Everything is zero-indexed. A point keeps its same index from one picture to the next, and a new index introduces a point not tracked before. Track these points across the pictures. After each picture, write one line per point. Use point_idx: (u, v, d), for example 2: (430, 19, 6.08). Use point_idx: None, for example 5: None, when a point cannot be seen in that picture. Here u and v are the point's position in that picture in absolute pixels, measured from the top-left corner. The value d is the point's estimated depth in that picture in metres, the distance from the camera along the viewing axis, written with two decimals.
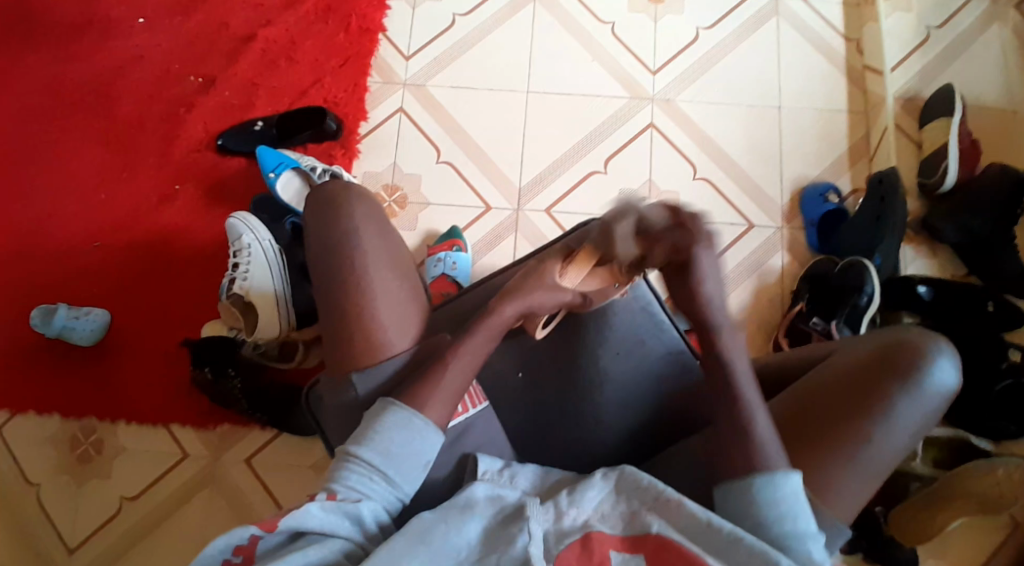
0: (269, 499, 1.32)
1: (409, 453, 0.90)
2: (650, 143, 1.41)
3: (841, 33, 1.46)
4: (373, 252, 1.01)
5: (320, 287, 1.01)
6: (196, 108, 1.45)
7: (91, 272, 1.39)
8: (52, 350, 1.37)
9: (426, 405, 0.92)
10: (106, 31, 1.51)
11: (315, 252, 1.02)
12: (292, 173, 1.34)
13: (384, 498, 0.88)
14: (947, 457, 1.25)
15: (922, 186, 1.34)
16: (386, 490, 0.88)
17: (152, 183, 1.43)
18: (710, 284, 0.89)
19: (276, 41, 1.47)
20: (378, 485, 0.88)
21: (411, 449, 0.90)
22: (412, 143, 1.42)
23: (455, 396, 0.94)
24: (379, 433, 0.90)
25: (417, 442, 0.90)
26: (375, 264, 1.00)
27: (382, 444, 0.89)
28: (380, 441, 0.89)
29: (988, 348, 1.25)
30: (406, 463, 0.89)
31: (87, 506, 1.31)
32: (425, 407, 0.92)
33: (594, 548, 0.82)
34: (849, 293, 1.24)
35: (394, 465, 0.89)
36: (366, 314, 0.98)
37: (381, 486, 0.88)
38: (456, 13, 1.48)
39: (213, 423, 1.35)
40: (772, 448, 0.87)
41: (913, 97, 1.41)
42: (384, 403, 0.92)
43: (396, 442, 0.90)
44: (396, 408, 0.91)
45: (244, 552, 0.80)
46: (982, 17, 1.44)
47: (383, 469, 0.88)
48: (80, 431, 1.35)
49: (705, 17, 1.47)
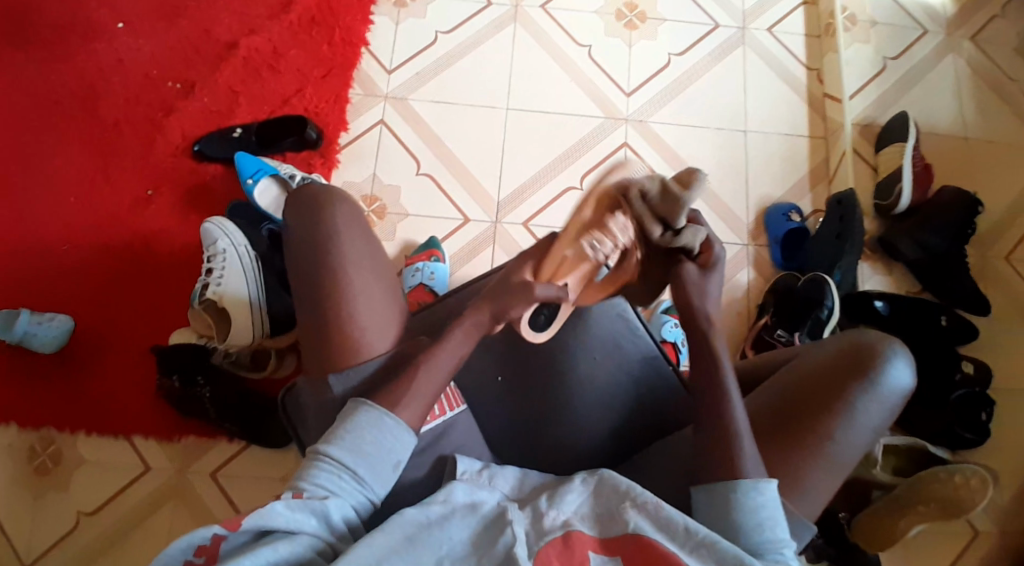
0: (233, 514, 1.27)
1: (381, 453, 0.87)
2: (624, 161, 1.45)
3: (804, 62, 1.54)
4: (354, 252, 0.96)
5: (298, 284, 0.96)
6: (174, 114, 1.45)
7: (56, 276, 1.35)
8: (10, 356, 1.32)
9: (401, 405, 0.90)
10: (83, 33, 1.49)
11: (294, 246, 0.96)
12: (270, 180, 1.35)
13: (353, 496, 0.85)
14: (907, 465, 1.29)
15: (879, 207, 1.42)
16: (355, 488, 0.85)
17: (124, 187, 1.41)
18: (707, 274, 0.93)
19: (259, 50, 1.48)
20: (347, 483, 0.85)
21: (381, 447, 0.88)
22: (392, 154, 1.44)
23: (430, 398, 0.91)
24: (349, 431, 0.87)
25: (386, 440, 0.88)
26: (358, 261, 0.96)
27: (352, 442, 0.87)
28: (350, 438, 0.87)
29: (940, 360, 1.31)
30: (378, 464, 0.87)
31: (43, 521, 1.26)
32: (396, 406, 0.90)
33: (574, 544, 0.83)
34: (812, 306, 1.28)
35: (363, 462, 0.86)
36: (348, 315, 0.94)
37: (350, 484, 0.85)
38: (438, 31, 1.52)
39: (179, 435, 1.30)
40: (751, 454, 0.88)
41: (870, 123, 1.49)
42: (354, 403, 0.90)
43: (366, 440, 0.87)
44: (366, 407, 0.89)
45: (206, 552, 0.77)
46: (937, 49, 1.53)
47: (352, 466, 0.86)
48: (37, 443, 1.29)
49: (677, 43, 1.53)
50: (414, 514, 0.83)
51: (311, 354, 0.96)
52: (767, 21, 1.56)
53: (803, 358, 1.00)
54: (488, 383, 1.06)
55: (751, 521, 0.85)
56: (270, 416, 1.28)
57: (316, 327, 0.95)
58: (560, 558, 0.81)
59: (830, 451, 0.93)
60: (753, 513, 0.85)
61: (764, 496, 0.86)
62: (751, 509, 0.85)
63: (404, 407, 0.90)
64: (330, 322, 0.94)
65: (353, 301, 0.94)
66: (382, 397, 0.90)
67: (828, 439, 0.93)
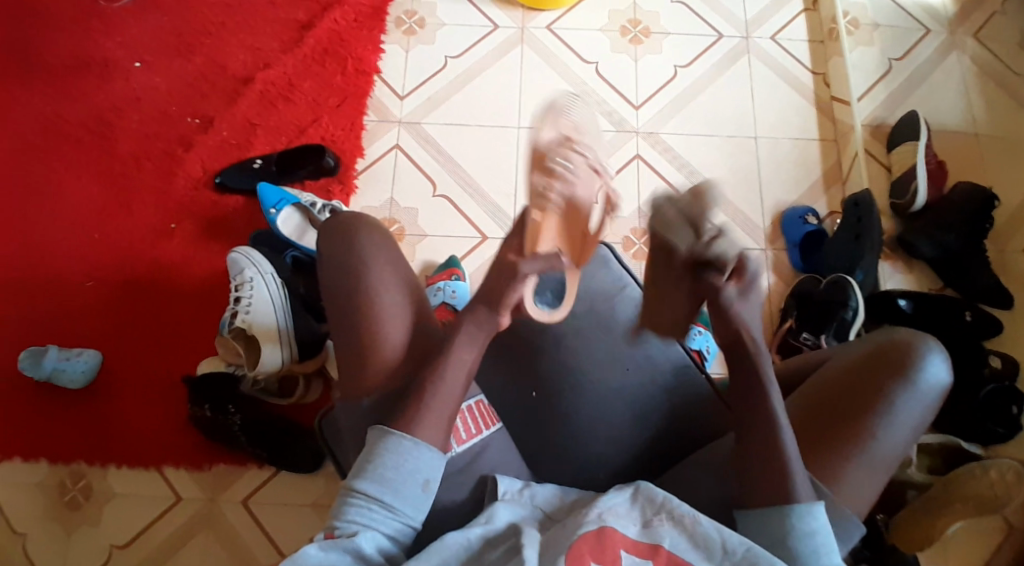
0: (266, 541, 1.27)
1: (404, 476, 0.87)
2: (637, 172, 1.47)
3: (810, 68, 1.55)
4: (383, 274, 0.98)
5: (331, 306, 0.98)
6: (193, 148, 1.47)
7: (84, 311, 1.37)
8: (41, 392, 1.33)
9: (423, 428, 0.90)
10: (102, 75, 1.53)
11: (326, 272, 0.99)
12: (292, 209, 1.38)
13: (387, 525, 0.86)
14: (941, 465, 1.28)
15: (896, 206, 1.43)
16: (387, 517, 0.86)
17: (146, 222, 1.43)
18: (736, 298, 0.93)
19: (274, 82, 1.52)
20: (379, 514, 0.86)
21: (405, 473, 0.88)
22: (408, 177, 1.46)
23: (451, 415, 0.91)
24: (372, 463, 0.88)
25: (410, 464, 0.88)
26: (386, 286, 0.97)
27: (377, 473, 0.87)
28: (375, 470, 0.87)
29: (966, 358, 1.32)
30: (404, 487, 0.87)
31: (76, 555, 1.26)
32: (415, 428, 0.89)
33: (606, 542, 0.82)
34: (836, 308, 1.28)
35: (391, 491, 0.87)
36: (377, 333, 0.95)
37: (381, 514, 0.86)
38: (447, 55, 1.55)
39: (208, 463, 1.31)
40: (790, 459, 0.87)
41: (880, 124, 1.50)
42: (376, 432, 0.90)
43: (391, 469, 0.88)
44: (387, 435, 0.89)
45: None
46: (941, 48, 1.55)
47: (381, 497, 0.87)
48: (68, 477, 1.30)
49: (683, 55, 1.56)
50: (456, 537, 0.86)
51: (346, 374, 0.97)
52: (770, 29, 1.58)
53: (834, 361, 1.01)
54: (522, 398, 1.08)
55: (802, 547, 0.84)
56: (300, 440, 1.29)
57: (347, 348, 0.97)
58: (592, 551, 0.81)
59: (870, 448, 0.93)
60: (803, 538, 0.85)
61: (812, 520, 0.85)
62: (800, 535, 0.85)
63: (424, 428, 0.89)
64: (360, 338, 0.95)
65: (382, 326, 0.95)
66: (405, 416, 0.90)
67: (868, 437, 0.93)
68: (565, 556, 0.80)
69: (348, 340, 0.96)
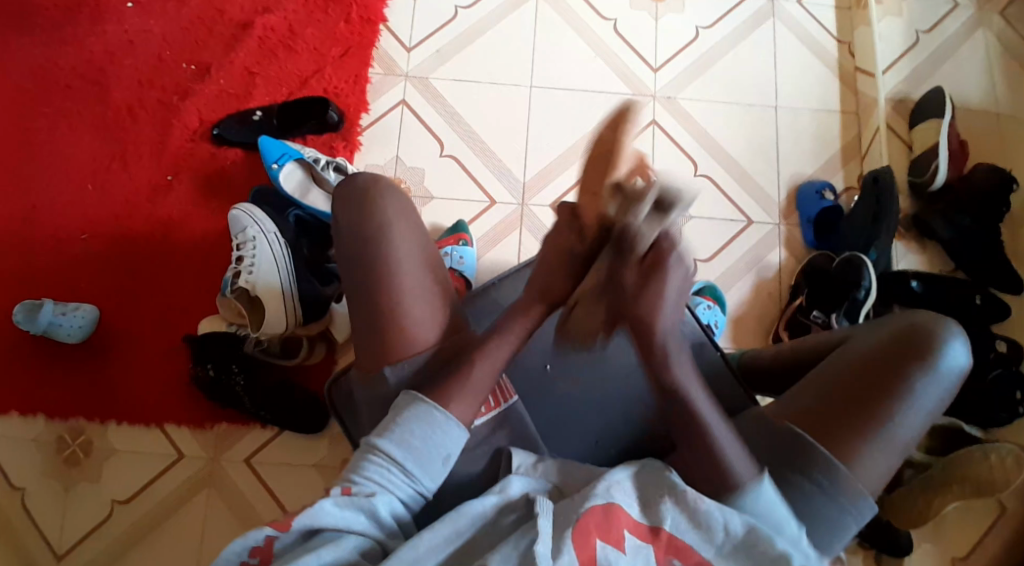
0: (271, 502, 1.27)
1: (430, 446, 0.86)
2: (652, 140, 1.43)
3: (835, 36, 1.50)
4: (402, 249, 0.94)
5: (348, 281, 0.94)
6: (191, 96, 1.41)
7: (79, 266, 1.33)
8: (35, 347, 1.30)
9: (453, 408, 0.88)
10: (94, 13, 1.45)
11: (343, 246, 0.95)
12: (295, 165, 1.32)
13: (403, 491, 0.85)
14: (939, 444, 1.28)
15: (914, 183, 1.40)
16: (404, 483, 0.85)
17: (143, 173, 1.38)
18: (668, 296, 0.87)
19: (276, 29, 1.44)
20: (396, 477, 0.85)
21: (432, 443, 0.86)
22: (414, 135, 1.41)
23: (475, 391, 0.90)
24: (399, 425, 0.86)
25: (437, 434, 0.86)
26: (407, 253, 0.94)
27: (402, 436, 0.86)
28: (400, 433, 0.86)
29: (976, 341, 1.31)
30: (428, 455, 0.86)
31: (77, 510, 1.25)
32: (446, 403, 0.88)
33: (613, 520, 0.82)
34: (848, 287, 1.26)
35: (414, 458, 0.85)
36: (396, 312, 0.92)
37: (399, 479, 0.85)
38: (458, 6, 1.48)
39: (210, 423, 1.29)
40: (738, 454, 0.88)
41: (904, 99, 1.46)
42: (408, 396, 0.88)
43: (416, 435, 0.86)
44: (417, 403, 0.87)
45: (261, 553, 0.80)
46: (969, 21, 1.50)
47: (402, 461, 0.85)
48: (67, 433, 1.28)
49: (704, 16, 1.50)
50: (473, 506, 0.84)
51: (361, 347, 0.94)
52: None
53: (853, 342, 0.98)
54: (534, 372, 1.05)
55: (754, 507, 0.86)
56: (304, 401, 1.28)
57: (364, 328, 0.93)
58: (598, 529, 0.81)
59: (886, 431, 0.92)
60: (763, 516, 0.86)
61: (765, 499, 0.86)
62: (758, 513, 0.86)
63: (457, 405, 0.88)
64: (375, 316, 0.92)
65: (403, 300, 0.92)
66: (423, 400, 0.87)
67: (884, 421, 0.92)
68: (571, 530, 0.81)
69: (362, 321, 0.93)
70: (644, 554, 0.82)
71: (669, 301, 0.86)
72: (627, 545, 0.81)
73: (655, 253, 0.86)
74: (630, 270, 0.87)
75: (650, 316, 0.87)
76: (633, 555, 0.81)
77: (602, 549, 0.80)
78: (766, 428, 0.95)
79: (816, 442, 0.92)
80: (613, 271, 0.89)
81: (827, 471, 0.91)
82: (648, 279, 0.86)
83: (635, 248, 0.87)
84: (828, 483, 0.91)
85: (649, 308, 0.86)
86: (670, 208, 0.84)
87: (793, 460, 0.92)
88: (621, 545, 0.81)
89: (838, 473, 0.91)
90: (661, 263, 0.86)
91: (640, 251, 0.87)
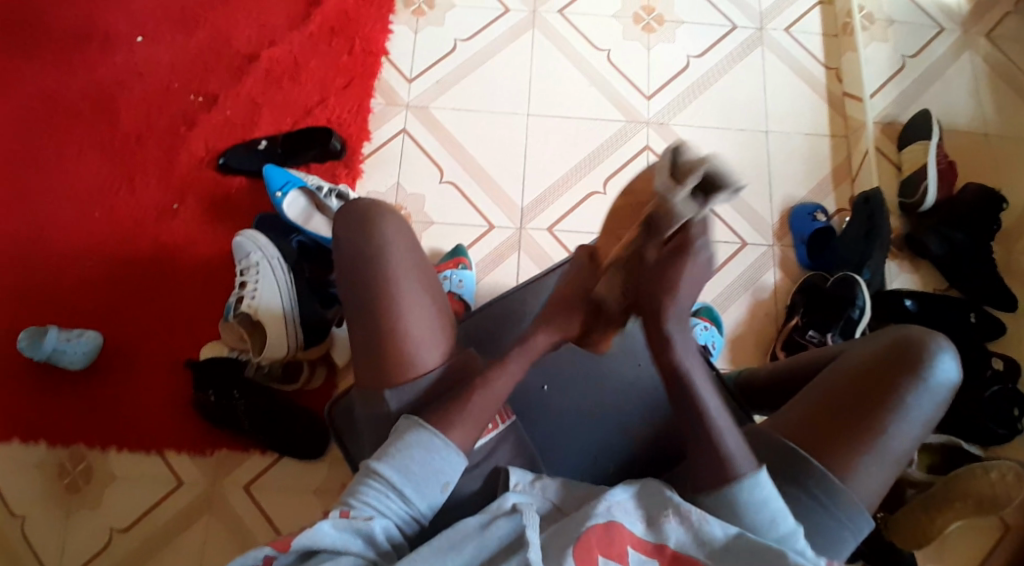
0: (270, 526, 1.27)
1: (428, 473, 0.87)
2: (648, 163, 1.46)
3: (823, 62, 1.54)
4: (401, 264, 0.96)
5: (349, 296, 0.96)
6: (196, 126, 1.45)
7: (84, 292, 1.35)
8: (39, 373, 1.31)
9: (451, 423, 0.89)
10: (103, 48, 1.49)
11: (344, 262, 0.97)
12: (298, 193, 1.34)
13: (399, 516, 0.85)
14: (940, 463, 1.28)
15: (905, 205, 1.43)
16: (400, 508, 0.86)
17: (147, 201, 1.40)
18: (686, 288, 0.86)
19: (280, 61, 1.48)
20: (394, 502, 0.85)
21: (431, 470, 0.87)
22: (415, 161, 1.44)
23: (478, 408, 0.91)
24: (399, 451, 0.87)
25: (436, 462, 0.87)
26: (407, 270, 0.96)
27: (402, 462, 0.86)
28: (400, 458, 0.87)
29: (973, 358, 1.32)
30: (426, 482, 0.87)
31: (77, 538, 1.25)
32: (444, 419, 0.89)
33: (615, 537, 0.83)
34: (842, 307, 1.28)
35: (412, 484, 0.86)
36: (396, 327, 0.93)
37: (395, 503, 0.86)
38: (457, 38, 1.52)
39: (211, 448, 1.30)
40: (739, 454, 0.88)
41: (892, 122, 1.50)
42: (408, 421, 0.89)
43: (416, 462, 0.87)
44: (418, 428, 0.88)
45: None
46: (954, 46, 1.54)
47: (400, 486, 0.86)
48: (68, 460, 1.29)
49: (696, 45, 1.54)
50: (468, 521, 0.84)
51: (362, 363, 0.96)
52: (785, 21, 1.56)
53: (848, 354, 0.99)
54: (533, 392, 1.07)
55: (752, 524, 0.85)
56: (304, 425, 1.28)
57: (365, 343, 0.95)
58: (600, 544, 0.82)
59: (880, 444, 0.93)
60: (756, 509, 0.85)
61: (761, 491, 0.86)
62: (751, 505, 0.85)
63: (455, 428, 0.89)
64: (375, 330, 0.94)
65: (403, 316, 0.93)
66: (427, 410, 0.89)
67: (878, 433, 0.93)
68: (573, 548, 0.81)
69: (363, 335, 0.95)
70: None
71: (685, 287, 0.86)
72: (631, 558, 0.82)
73: (681, 237, 0.83)
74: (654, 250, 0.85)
75: (665, 294, 0.86)
76: None
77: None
78: (764, 440, 0.96)
79: (812, 456, 0.93)
80: (632, 259, 0.88)
81: (824, 487, 0.92)
82: (671, 260, 0.84)
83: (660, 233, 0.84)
84: (825, 499, 0.92)
85: (665, 289, 0.86)
86: (712, 192, 0.78)
87: (788, 470, 0.93)
88: (624, 559, 0.82)
89: (832, 484, 0.92)
90: (686, 245, 0.83)
91: (666, 234, 0.84)
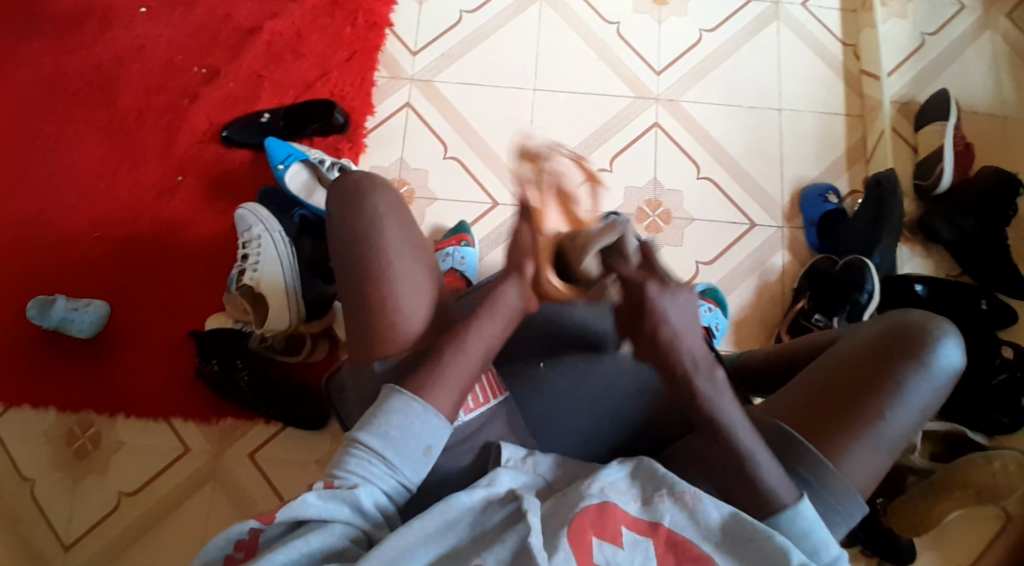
0: (271, 494, 1.28)
1: (409, 437, 0.86)
2: (654, 141, 1.43)
3: (840, 38, 1.50)
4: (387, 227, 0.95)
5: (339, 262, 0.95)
6: (201, 99, 1.45)
7: (91, 263, 1.37)
8: (48, 342, 1.33)
9: (435, 397, 0.88)
10: (109, 20, 1.49)
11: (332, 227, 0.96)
12: (300, 166, 1.35)
13: (385, 482, 0.84)
14: (942, 450, 1.26)
15: (918, 187, 1.39)
16: (387, 475, 0.85)
17: (154, 174, 1.41)
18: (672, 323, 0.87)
19: (283, 34, 1.48)
20: (379, 469, 0.84)
21: (410, 434, 0.86)
22: (420, 137, 1.43)
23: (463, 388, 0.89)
24: (378, 418, 0.86)
25: (415, 426, 0.86)
26: (394, 235, 0.94)
27: (381, 429, 0.85)
28: (379, 425, 0.85)
29: (982, 344, 1.29)
30: (408, 446, 0.86)
31: (85, 502, 1.28)
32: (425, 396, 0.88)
33: (608, 519, 0.82)
34: (849, 290, 1.25)
35: (394, 449, 0.85)
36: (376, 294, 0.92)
37: (380, 470, 0.84)
38: (462, 10, 1.50)
39: (216, 417, 1.31)
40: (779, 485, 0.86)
41: (909, 101, 1.46)
42: (385, 389, 0.88)
43: (395, 426, 0.86)
44: (394, 394, 0.87)
45: (246, 546, 0.80)
46: (975, 25, 1.50)
47: (382, 453, 0.85)
48: (76, 426, 1.31)
49: (708, 19, 1.51)
50: (462, 499, 0.83)
51: (353, 342, 0.95)
52: None
53: (846, 339, 0.97)
54: (529, 369, 1.05)
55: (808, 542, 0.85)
56: (303, 396, 1.29)
57: (355, 323, 0.94)
58: (593, 527, 0.81)
59: (876, 430, 0.90)
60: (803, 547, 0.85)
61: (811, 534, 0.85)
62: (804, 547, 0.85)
63: (438, 397, 0.88)
64: (362, 307, 0.93)
65: (386, 281, 0.92)
66: (416, 381, 0.88)
67: (875, 419, 0.90)
68: (567, 530, 0.80)
69: (351, 311, 0.94)
70: (644, 547, 0.81)
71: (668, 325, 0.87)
72: (624, 540, 0.80)
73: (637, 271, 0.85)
74: (628, 272, 0.86)
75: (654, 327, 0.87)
76: (631, 549, 0.80)
77: (598, 546, 0.79)
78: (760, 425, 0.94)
79: (805, 440, 0.91)
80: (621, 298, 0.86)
81: (814, 470, 0.90)
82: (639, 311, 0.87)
83: (628, 260, 0.86)
84: (816, 482, 0.90)
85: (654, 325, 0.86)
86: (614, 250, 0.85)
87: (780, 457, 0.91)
88: (618, 541, 0.80)
89: (825, 470, 0.89)
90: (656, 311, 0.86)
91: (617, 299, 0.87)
